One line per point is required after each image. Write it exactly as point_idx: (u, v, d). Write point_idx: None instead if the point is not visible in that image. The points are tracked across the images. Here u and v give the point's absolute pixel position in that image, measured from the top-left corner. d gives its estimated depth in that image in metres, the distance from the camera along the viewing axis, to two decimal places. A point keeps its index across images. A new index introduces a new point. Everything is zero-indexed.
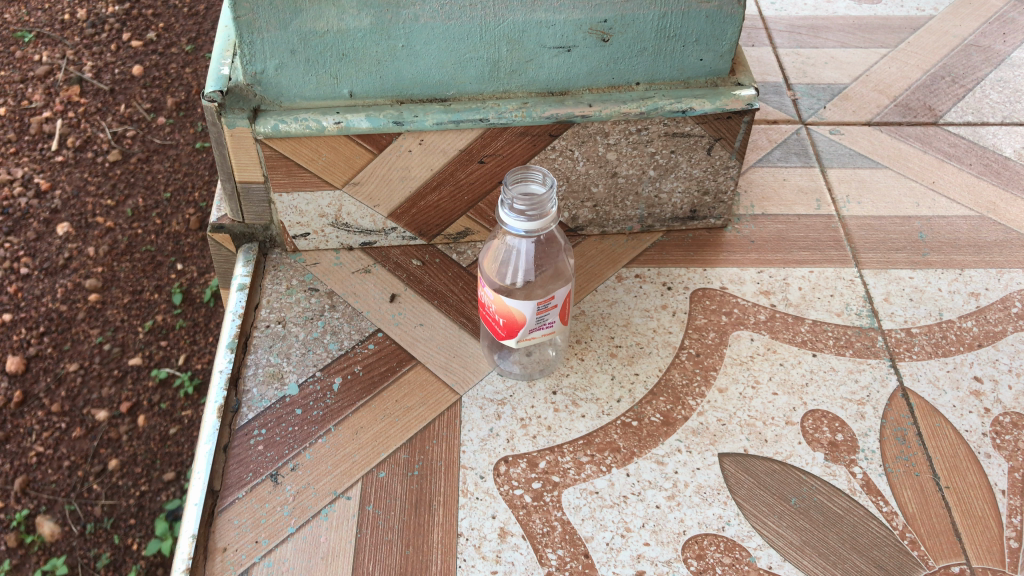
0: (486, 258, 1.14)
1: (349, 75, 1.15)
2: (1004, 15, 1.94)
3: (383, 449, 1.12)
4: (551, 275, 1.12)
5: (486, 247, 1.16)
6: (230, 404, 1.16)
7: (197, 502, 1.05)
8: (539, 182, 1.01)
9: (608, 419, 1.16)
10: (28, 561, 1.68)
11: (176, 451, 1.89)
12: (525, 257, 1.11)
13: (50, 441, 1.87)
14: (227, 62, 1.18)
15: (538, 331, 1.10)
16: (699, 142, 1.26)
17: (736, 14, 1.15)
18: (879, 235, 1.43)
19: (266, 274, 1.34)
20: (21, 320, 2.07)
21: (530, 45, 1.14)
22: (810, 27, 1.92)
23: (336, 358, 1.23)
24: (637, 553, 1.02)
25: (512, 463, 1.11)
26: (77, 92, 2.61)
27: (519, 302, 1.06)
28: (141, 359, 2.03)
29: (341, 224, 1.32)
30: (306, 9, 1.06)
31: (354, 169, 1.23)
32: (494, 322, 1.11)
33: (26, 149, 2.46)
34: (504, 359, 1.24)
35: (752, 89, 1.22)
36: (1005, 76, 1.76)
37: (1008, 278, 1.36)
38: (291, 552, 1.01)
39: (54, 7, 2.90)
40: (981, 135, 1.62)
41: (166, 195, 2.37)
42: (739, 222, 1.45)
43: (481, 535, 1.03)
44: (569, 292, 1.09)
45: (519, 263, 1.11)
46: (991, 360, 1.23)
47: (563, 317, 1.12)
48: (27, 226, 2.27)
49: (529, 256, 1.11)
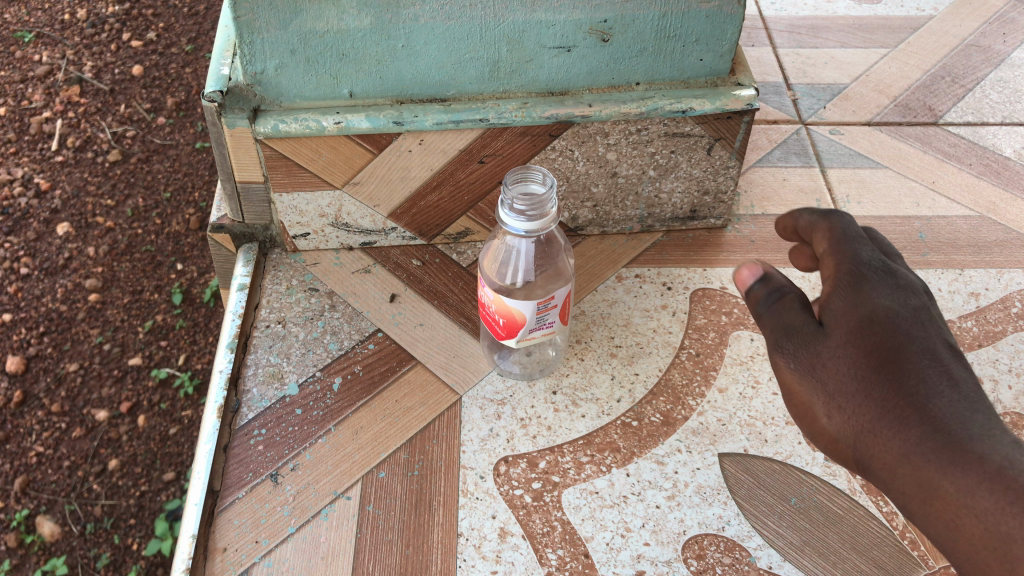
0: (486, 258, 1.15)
1: (349, 74, 1.15)
2: (1004, 15, 1.94)
3: (383, 449, 1.12)
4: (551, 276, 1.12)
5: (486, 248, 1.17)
6: (230, 405, 1.16)
7: (197, 502, 1.05)
8: (537, 185, 1.01)
9: (608, 419, 1.16)
10: (28, 561, 1.68)
11: (176, 451, 1.89)
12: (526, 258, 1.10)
13: (50, 441, 1.87)
14: (227, 62, 1.18)
15: (538, 331, 1.10)
16: (699, 142, 1.26)
17: (736, 14, 1.15)
18: (879, 235, 1.43)
19: (266, 274, 1.34)
20: (21, 320, 2.07)
21: (530, 45, 1.14)
22: (810, 27, 1.92)
23: (336, 358, 1.23)
24: (637, 553, 1.02)
25: (512, 463, 1.11)
26: (77, 92, 2.61)
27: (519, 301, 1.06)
28: (141, 359, 2.03)
29: (341, 223, 1.32)
30: (306, 9, 1.06)
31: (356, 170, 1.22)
32: (494, 322, 1.11)
33: (26, 149, 2.46)
34: (504, 358, 1.24)
35: (752, 89, 1.22)
36: (1005, 76, 1.76)
37: (1008, 278, 1.36)
38: (291, 552, 1.01)
39: (54, 7, 2.90)
40: (981, 135, 1.62)
41: (166, 195, 2.37)
42: (739, 222, 1.44)
43: (481, 535, 1.03)
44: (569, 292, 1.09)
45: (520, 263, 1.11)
46: (991, 360, 1.23)
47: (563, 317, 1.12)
48: (27, 226, 2.27)
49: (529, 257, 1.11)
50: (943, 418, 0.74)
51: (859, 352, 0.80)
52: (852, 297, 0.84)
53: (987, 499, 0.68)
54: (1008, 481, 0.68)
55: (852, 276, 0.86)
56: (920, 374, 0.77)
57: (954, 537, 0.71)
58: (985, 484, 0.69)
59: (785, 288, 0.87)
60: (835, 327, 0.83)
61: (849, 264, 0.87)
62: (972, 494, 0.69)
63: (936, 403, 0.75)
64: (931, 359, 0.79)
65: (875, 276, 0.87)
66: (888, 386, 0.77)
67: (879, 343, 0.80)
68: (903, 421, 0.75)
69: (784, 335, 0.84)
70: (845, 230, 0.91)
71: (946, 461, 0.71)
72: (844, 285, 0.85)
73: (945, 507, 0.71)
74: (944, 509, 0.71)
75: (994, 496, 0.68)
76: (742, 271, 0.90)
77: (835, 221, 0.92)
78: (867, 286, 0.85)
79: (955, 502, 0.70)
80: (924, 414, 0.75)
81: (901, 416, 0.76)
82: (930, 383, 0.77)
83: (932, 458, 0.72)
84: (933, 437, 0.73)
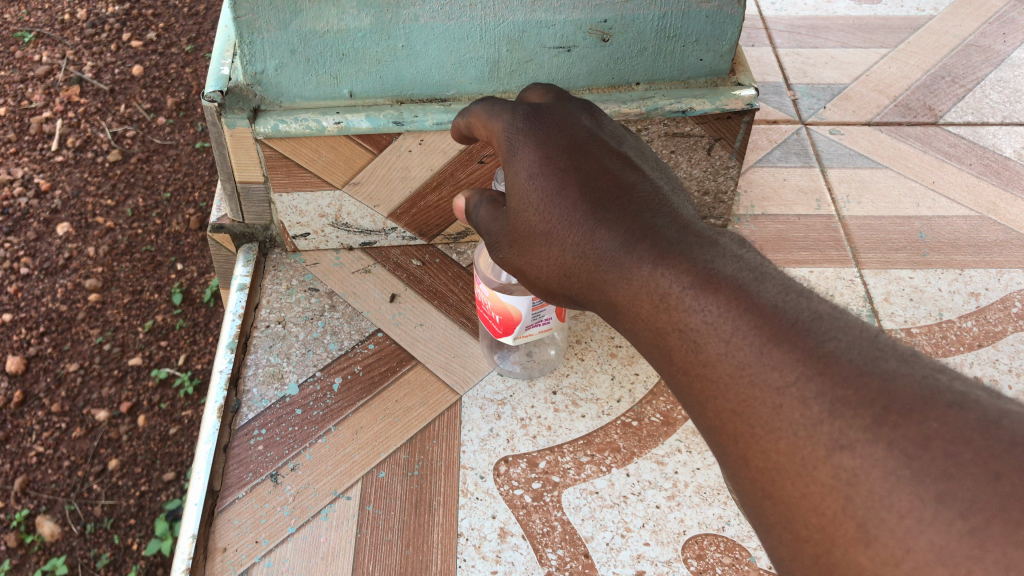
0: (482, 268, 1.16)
1: (349, 75, 1.15)
2: (1004, 15, 1.94)
3: (383, 449, 1.12)
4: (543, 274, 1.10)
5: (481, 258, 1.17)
6: (230, 404, 1.16)
7: (197, 502, 1.05)
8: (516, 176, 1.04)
9: (608, 419, 1.16)
10: (28, 561, 1.68)
11: (176, 451, 1.89)
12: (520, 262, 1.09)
13: (50, 441, 1.87)
14: (227, 62, 1.18)
15: (534, 329, 1.10)
16: (699, 142, 1.26)
17: (736, 14, 1.15)
18: (879, 235, 1.43)
19: (266, 274, 1.34)
20: (21, 320, 2.07)
21: (530, 45, 1.14)
22: (810, 27, 1.92)
23: (337, 358, 1.23)
24: (637, 553, 1.02)
25: (512, 463, 1.11)
26: (77, 92, 2.61)
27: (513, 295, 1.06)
28: (141, 359, 2.03)
29: (341, 224, 1.32)
30: (306, 9, 1.06)
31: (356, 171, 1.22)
32: (490, 320, 1.11)
33: (26, 149, 2.46)
34: (504, 359, 1.24)
35: (752, 88, 1.21)
36: (1005, 76, 1.76)
37: (1008, 278, 1.36)
38: (291, 552, 1.01)
39: (54, 7, 2.90)
40: (981, 135, 1.62)
41: (166, 195, 2.37)
42: (739, 221, 1.44)
43: (482, 535, 1.03)
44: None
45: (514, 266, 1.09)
46: (991, 361, 1.23)
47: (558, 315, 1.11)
48: (27, 226, 2.27)
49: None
50: (619, 223, 0.77)
51: (541, 192, 0.82)
52: (528, 145, 0.85)
53: (649, 301, 0.71)
54: (661, 273, 0.71)
55: (528, 127, 0.87)
56: (594, 192, 0.80)
57: (639, 342, 0.74)
58: (650, 279, 0.72)
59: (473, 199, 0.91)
60: (515, 171, 0.84)
61: (518, 117, 0.88)
62: (641, 299, 0.72)
63: (608, 212, 0.78)
64: (604, 175, 0.82)
65: (541, 119, 0.88)
66: (569, 209, 0.80)
67: (560, 176, 0.82)
68: (589, 246, 0.78)
69: (496, 226, 0.87)
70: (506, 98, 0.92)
71: (621, 268, 0.75)
72: (507, 138, 0.87)
73: (630, 316, 0.74)
74: (629, 319, 0.74)
75: (653, 294, 0.71)
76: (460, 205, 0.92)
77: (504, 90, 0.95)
78: (547, 131, 0.86)
79: (633, 310, 0.73)
80: (600, 228, 0.78)
81: (586, 234, 0.78)
82: (606, 198, 0.80)
83: (611, 268, 0.76)
84: (607, 249, 0.76)
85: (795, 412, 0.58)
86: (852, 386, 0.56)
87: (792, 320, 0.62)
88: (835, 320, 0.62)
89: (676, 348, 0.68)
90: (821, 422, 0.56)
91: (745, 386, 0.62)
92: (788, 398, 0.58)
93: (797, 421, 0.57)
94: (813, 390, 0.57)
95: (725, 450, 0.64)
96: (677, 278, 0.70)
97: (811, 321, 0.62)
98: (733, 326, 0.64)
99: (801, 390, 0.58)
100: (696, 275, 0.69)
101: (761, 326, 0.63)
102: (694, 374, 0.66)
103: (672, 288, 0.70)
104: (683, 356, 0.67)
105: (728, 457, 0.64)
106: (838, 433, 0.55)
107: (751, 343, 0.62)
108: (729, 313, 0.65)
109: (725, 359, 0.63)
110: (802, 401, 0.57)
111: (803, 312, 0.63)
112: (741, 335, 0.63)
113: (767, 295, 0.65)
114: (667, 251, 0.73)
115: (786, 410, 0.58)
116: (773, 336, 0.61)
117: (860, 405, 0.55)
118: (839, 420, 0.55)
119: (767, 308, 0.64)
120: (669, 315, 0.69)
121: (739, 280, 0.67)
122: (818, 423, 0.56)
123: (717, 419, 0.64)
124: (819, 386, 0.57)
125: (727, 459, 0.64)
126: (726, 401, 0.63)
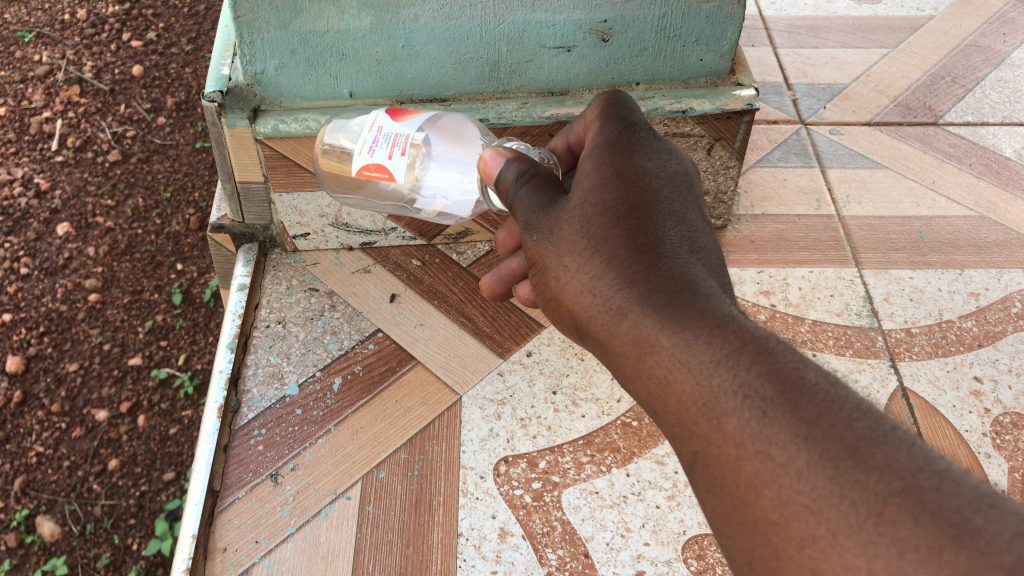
0: (449, 119, 1.15)
1: (349, 75, 1.15)
2: (1004, 15, 1.94)
3: (383, 449, 1.12)
4: (394, 183, 1.06)
5: (463, 119, 1.17)
6: (230, 405, 1.16)
7: (198, 502, 1.05)
8: (543, 154, 1.03)
9: (608, 419, 1.16)
10: (28, 561, 1.69)
11: (176, 451, 1.88)
12: (442, 163, 1.07)
13: (50, 441, 1.87)
14: (227, 62, 1.17)
15: (366, 142, 1.03)
16: (699, 142, 1.25)
17: (736, 14, 1.15)
18: (879, 235, 1.43)
19: (266, 274, 1.34)
20: (21, 320, 2.07)
21: (530, 45, 1.15)
22: (811, 27, 1.92)
23: (336, 358, 1.23)
24: (637, 553, 1.02)
25: (512, 463, 1.11)
26: (77, 92, 2.60)
27: (411, 137, 1.04)
28: (141, 359, 2.03)
29: (341, 224, 1.31)
30: (306, 10, 1.07)
31: (342, 181, 1.19)
32: (407, 111, 1.08)
33: (26, 149, 2.46)
34: (490, 373, 1.22)
35: (752, 89, 1.21)
36: (1006, 77, 1.76)
37: (1008, 278, 1.36)
38: (292, 552, 1.02)
39: (54, 7, 2.90)
40: (981, 136, 1.62)
41: (166, 195, 2.36)
42: (739, 222, 1.44)
43: (481, 535, 1.03)
44: (388, 175, 1.02)
45: (437, 153, 1.08)
46: (991, 360, 1.23)
47: (364, 176, 1.05)
48: (27, 226, 2.27)
49: (445, 169, 1.08)
50: (675, 274, 0.69)
51: (604, 209, 0.74)
52: (618, 159, 0.77)
53: (703, 352, 0.62)
54: (730, 335, 0.62)
55: (626, 143, 0.80)
56: (661, 230, 0.72)
57: (667, 393, 0.64)
58: (719, 336, 0.63)
59: (530, 172, 0.82)
60: (591, 175, 0.77)
61: (621, 132, 0.81)
62: (687, 348, 0.63)
63: (667, 258, 0.70)
64: (677, 219, 0.74)
65: (643, 143, 0.80)
66: (631, 237, 0.71)
67: (631, 198, 0.74)
68: (636, 282, 0.69)
69: (532, 210, 0.79)
70: (615, 109, 0.86)
71: (663, 316, 0.66)
72: (601, 144, 0.80)
73: (658, 362, 0.65)
74: (655, 365, 0.65)
75: (711, 349, 0.62)
76: (490, 156, 0.86)
77: (610, 97, 0.89)
78: (641, 155, 0.79)
79: (667, 358, 0.64)
80: (653, 268, 0.69)
81: (640, 268, 0.70)
82: (675, 244, 0.72)
83: (650, 310, 0.67)
84: (654, 293, 0.68)
85: (901, 524, 0.49)
86: (977, 517, 0.48)
87: (873, 432, 0.54)
88: (935, 453, 0.53)
89: (724, 410, 0.59)
90: (941, 546, 0.47)
91: (812, 484, 0.53)
92: (891, 505, 0.50)
93: (903, 540, 0.49)
94: (931, 506, 0.49)
95: (766, 549, 0.56)
96: (755, 344, 0.61)
97: (900, 440, 0.53)
98: (805, 414, 0.56)
99: (891, 508, 0.50)
100: (779, 352, 0.61)
101: (838, 427, 0.54)
102: (734, 451, 0.58)
103: (753, 353, 0.61)
104: (735, 422, 0.58)
105: (763, 555, 0.56)
106: (963, 565, 0.46)
107: (817, 441, 0.54)
108: (803, 397, 0.57)
109: (789, 443, 0.55)
110: (914, 516, 0.49)
111: (896, 430, 0.54)
112: (821, 432, 0.55)
113: (857, 399, 0.57)
114: (736, 321, 0.64)
115: (886, 518, 0.50)
116: (852, 440, 0.54)
117: (995, 543, 0.47)
118: (966, 553, 0.47)
119: (847, 413, 0.55)
120: (730, 372, 0.60)
121: (827, 377, 0.59)
122: (936, 550, 0.47)
123: (763, 504, 0.56)
124: (931, 504, 0.49)
125: (757, 553, 0.56)
126: (783, 483, 0.55)
